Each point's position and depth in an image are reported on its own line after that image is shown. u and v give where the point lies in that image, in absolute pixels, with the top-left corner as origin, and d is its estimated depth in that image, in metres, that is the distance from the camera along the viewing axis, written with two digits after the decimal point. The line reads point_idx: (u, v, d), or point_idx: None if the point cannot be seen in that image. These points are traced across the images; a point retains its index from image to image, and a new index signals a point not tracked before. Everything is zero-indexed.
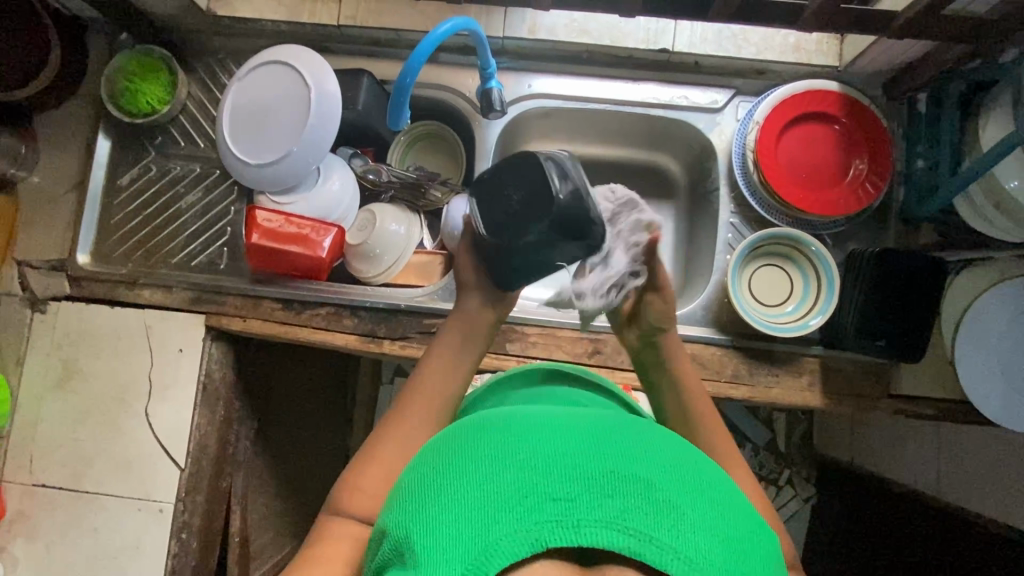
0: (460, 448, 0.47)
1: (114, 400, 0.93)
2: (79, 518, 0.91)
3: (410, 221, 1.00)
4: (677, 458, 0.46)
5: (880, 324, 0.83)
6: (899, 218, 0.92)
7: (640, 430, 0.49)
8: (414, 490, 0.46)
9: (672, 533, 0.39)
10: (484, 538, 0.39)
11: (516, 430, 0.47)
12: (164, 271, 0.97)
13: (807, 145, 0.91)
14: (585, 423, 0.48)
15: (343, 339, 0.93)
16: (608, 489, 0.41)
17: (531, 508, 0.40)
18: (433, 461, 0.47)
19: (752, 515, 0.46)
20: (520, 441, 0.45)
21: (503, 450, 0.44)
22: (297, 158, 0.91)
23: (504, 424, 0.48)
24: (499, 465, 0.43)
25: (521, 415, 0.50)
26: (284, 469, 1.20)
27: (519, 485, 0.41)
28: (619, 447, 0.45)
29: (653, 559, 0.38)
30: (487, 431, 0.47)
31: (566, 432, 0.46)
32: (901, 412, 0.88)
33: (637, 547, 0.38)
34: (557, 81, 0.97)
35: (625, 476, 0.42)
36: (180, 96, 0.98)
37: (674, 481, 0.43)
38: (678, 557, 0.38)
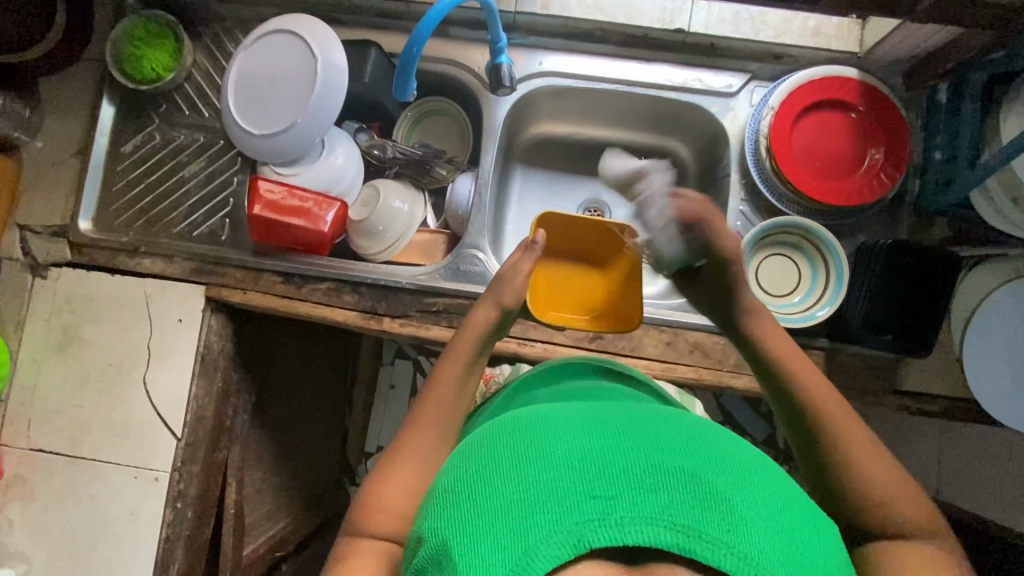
0: (491, 448, 0.46)
1: (112, 367, 0.93)
2: (75, 483, 0.91)
3: (414, 198, 0.99)
4: (718, 445, 0.45)
5: (887, 316, 0.82)
6: (913, 211, 0.90)
7: (677, 419, 0.48)
8: (448, 493, 0.45)
9: (721, 526, 0.39)
10: (524, 542, 0.39)
11: (548, 428, 0.46)
12: (166, 240, 0.96)
13: (822, 133, 0.89)
14: (619, 417, 0.48)
15: (343, 315, 0.92)
16: (649, 485, 0.41)
17: (571, 508, 0.40)
18: (464, 464, 0.47)
19: (804, 499, 0.45)
20: (552, 438, 0.44)
21: (539, 449, 0.44)
22: (301, 129, 0.89)
23: (535, 423, 0.47)
24: (534, 465, 0.43)
25: (550, 412, 0.49)
26: (282, 445, 1.20)
27: (557, 484, 0.41)
28: (656, 440, 0.44)
29: (705, 555, 0.38)
30: (520, 431, 0.47)
31: (600, 429, 0.45)
32: (905, 408, 0.86)
33: (685, 543, 0.38)
34: (568, 60, 0.95)
35: (666, 470, 0.41)
36: (185, 63, 0.97)
37: (716, 470, 0.42)
38: (731, 551, 0.38)
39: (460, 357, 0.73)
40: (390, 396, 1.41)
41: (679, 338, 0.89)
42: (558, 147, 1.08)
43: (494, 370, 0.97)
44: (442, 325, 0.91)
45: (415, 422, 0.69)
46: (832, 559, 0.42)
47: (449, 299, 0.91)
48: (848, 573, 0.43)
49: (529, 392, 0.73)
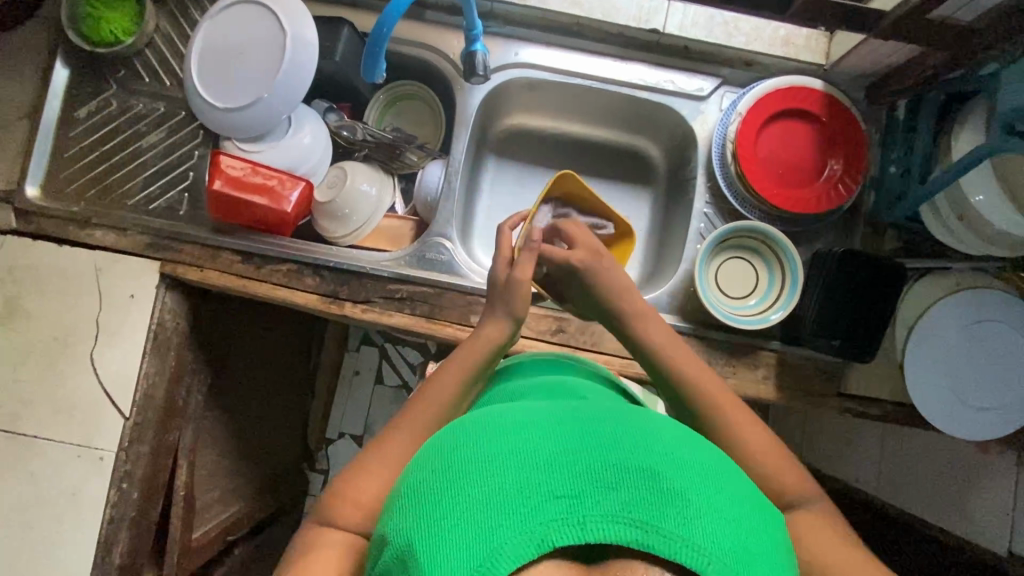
0: (456, 451, 0.47)
1: (58, 342, 0.89)
2: (14, 460, 0.88)
3: (382, 182, 0.98)
4: (675, 444, 0.48)
5: (837, 323, 0.84)
6: (867, 223, 0.93)
7: (636, 418, 0.51)
8: (414, 494, 0.47)
9: (678, 521, 0.41)
10: (490, 544, 0.40)
11: (514, 430, 0.47)
12: (120, 213, 0.92)
13: (785, 141, 0.91)
14: (582, 419, 0.49)
15: (303, 298, 0.90)
16: (611, 482, 0.43)
17: (537, 508, 0.41)
18: (430, 466, 0.48)
19: (755, 500, 0.48)
20: (515, 440, 0.46)
21: (505, 450, 0.45)
22: (267, 105, 0.87)
23: (500, 424, 0.49)
24: (501, 467, 0.44)
25: (515, 414, 0.51)
26: (237, 426, 1.18)
27: (522, 484, 0.43)
28: (616, 439, 0.46)
29: (663, 550, 0.40)
30: (484, 432, 0.48)
31: (564, 430, 0.47)
32: (849, 411, 0.90)
33: (645, 539, 0.40)
34: (545, 53, 0.95)
35: (625, 469, 0.44)
36: (146, 28, 0.93)
37: (672, 466, 0.45)
38: (687, 544, 0.40)
39: (466, 360, 0.73)
40: (354, 382, 1.49)
41: None
42: (532, 140, 1.09)
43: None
44: (405, 312, 0.90)
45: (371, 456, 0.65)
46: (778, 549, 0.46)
47: (413, 286, 0.91)
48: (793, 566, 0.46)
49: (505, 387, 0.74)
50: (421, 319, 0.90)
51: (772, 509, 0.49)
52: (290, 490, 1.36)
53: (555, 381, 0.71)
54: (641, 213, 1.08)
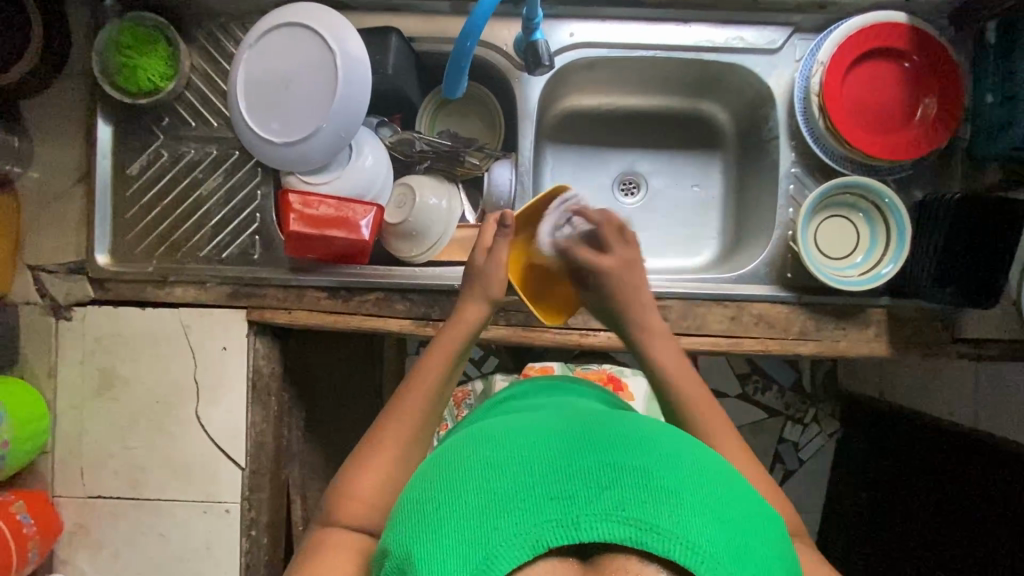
0: (453, 460, 0.48)
1: (161, 405, 0.89)
2: (143, 525, 0.89)
3: (450, 193, 0.94)
4: (671, 445, 0.48)
5: (955, 269, 0.81)
6: (965, 158, 0.89)
7: (631, 423, 0.51)
8: (410, 505, 0.47)
9: (672, 518, 0.41)
10: (483, 549, 0.41)
11: (509, 439, 0.48)
12: (194, 266, 0.90)
13: (873, 85, 0.86)
14: (576, 425, 0.50)
15: (395, 324, 0.88)
16: (604, 482, 0.43)
17: (529, 510, 0.42)
18: (428, 475, 0.48)
19: (750, 496, 0.48)
20: (509, 448, 0.47)
21: (502, 456, 0.46)
22: (328, 133, 0.83)
23: (498, 433, 0.50)
24: (496, 472, 0.45)
25: (509, 424, 0.51)
26: (330, 450, 1.19)
27: (516, 488, 0.43)
28: (610, 441, 0.47)
29: (656, 547, 0.40)
30: (480, 442, 0.49)
31: (558, 436, 0.48)
32: (966, 356, 0.87)
33: (639, 536, 0.40)
34: (600, 28, 0.90)
35: (620, 468, 0.44)
36: (183, 70, 0.88)
37: (667, 465, 0.45)
38: (679, 541, 0.40)
39: (445, 353, 0.73)
40: None
41: (743, 312, 0.87)
42: (586, 121, 1.05)
43: (468, 390, 1.06)
44: (501, 324, 0.88)
45: (365, 452, 0.68)
46: (779, 551, 0.46)
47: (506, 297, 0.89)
48: (790, 558, 0.47)
49: (501, 405, 0.73)
50: (518, 328, 0.88)
51: (771, 504, 0.49)
52: None
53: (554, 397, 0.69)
54: (713, 180, 1.05)
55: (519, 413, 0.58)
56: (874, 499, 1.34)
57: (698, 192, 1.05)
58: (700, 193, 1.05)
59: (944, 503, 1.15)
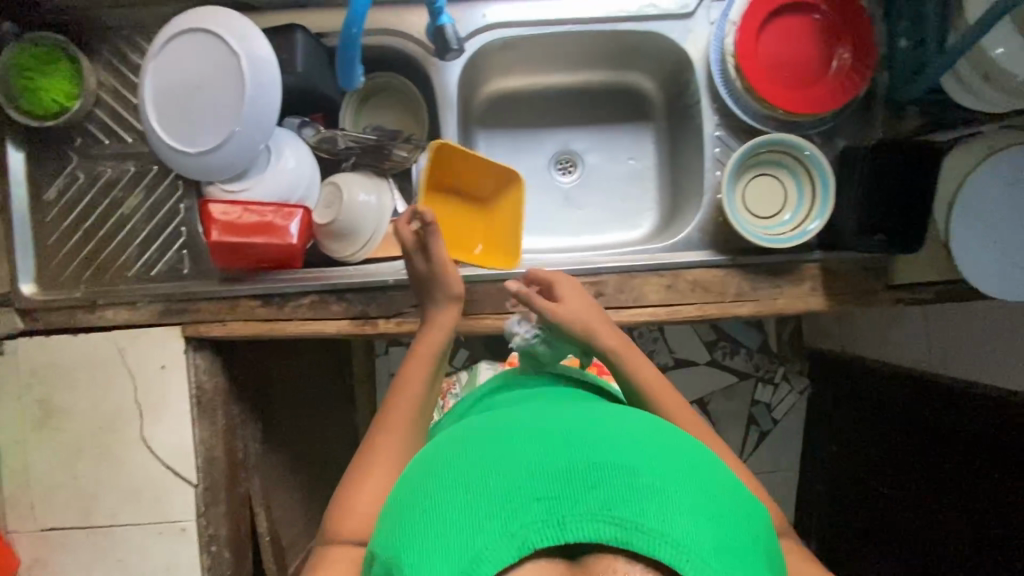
0: (446, 465, 0.50)
1: (105, 430, 0.88)
2: (100, 552, 0.88)
3: (379, 187, 0.93)
4: (658, 445, 0.50)
5: (879, 218, 0.83)
6: (885, 106, 0.89)
7: (620, 421, 0.53)
8: (405, 510, 0.49)
9: (658, 518, 0.43)
10: (472, 550, 0.43)
11: (500, 442, 0.50)
12: (124, 286, 0.88)
13: (787, 40, 0.85)
14: (565, 425, 0.52)
15: (334, 326, 0.87)
16: (590, 483, 0.45)
17: (517, 514, 0.44)
18: (424, 479, 0.51)
19: (735, 495, 0.50)
20: (500, 451, 0.49)
21: (492, 461, 0.48)
22: (242, 138, 0.81)
23: (491, 436, 0.52)
24: (487, 475, 0.47)
25: (501, 427, 0.53)
26: (297, 459, 1.18)
27: (505, 490, 0.46)
28: (599, 442, 0.49)
29: (642, 546, 0.42)
30: (472, 445, 0.51)
31: (547, 437, 0.50)
32: (901, 301, 0.88)
33: (623, 536, 0.42)
34: (512, 6, 0.88)
35: (607, 468, 0.46)
36: (89, 86, 0.86)
37: (651, 465, 0.47)
38: (664, 541, 0.42)
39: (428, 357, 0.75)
40: (392, 384, 1.48)
41: (679, 279, 0.88)
42: (515, 103, 1.04)
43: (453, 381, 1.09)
44: None
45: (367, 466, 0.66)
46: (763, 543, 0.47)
47: None
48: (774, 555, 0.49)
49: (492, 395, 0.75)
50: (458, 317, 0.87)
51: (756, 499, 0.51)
52: None
53: (550, 388, 0.71)
54: (646, 151, 1.04)
55: (509, 410, 0.60)
56: (852, 455, 1.32)
57: (633, 164, 1.05)
58: (636, 165, 1.05)
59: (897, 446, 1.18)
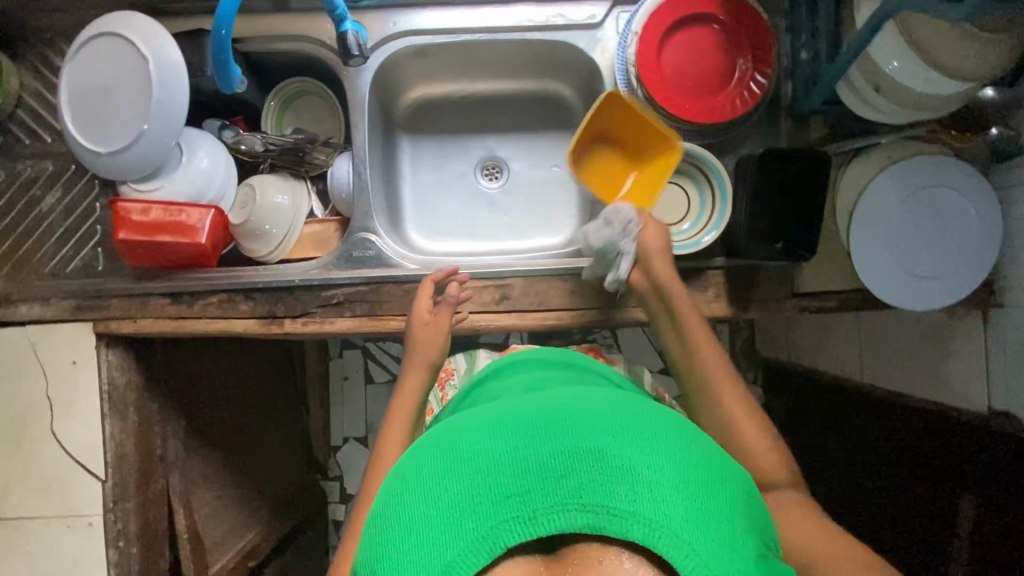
0: (412, 469, 0.50)
1: (15, 424, 0.89)
2: (8, 545, 0.89)
3: (295, 189, 0.95)
4: (636, 422, 0.49)
5: (772, 227, 0.84)
6: (791, 117, 0.90)
7: (593, 401, 0.53)
8: (377, 518, 0.49)
9: (629, 497, 0.43)
10: (445, 555, 0.43)
11: (465, 440, 0.50)
12: (39, 283, 0.90)
13: (690, 51, 0.87)
14: (532, 414, 0.51)
15: (242, 325, 0.89)
16: (561, 474, 0.45)
17: (490, 512, 0.44)
18: (393, 486, 0.50)
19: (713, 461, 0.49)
20: (465, 450, 0.49)
21: (457, 460, 0.48)
22: (150, 139, 0.83)
23: (456, 434, 0.51)
24: (453, 475, 0.47)
25: (470, 422, 0.53)
26: (231, 459, 1.18)
27: (472, 491, 0.45)
28: (567, 427, 0.49)
29: (614, 530, 0.42)
30: (439, 446, 0.50)
31: (513, 429, 0.49)
32: (805, 309, 0.89)
33: (595, 521, 0.42)
34: (424, 14, 0.90)
35: (575, 454, 0.46)
36: (8, 87, 0.89)
37: (626, 444, 0.47)
38: (637, 520, 0.42)
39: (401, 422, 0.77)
40: (345, 387, 1.50)
41: (584, 284, 0.89)
42: (441, 109, 1.06)
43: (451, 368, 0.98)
44: (346, 315, 0.88)
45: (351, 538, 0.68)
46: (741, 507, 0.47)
47: (349, 288, 0.89)
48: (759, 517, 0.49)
49: (487, 390, 0.74)
50: (365, 318, 0.89)
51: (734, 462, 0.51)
52: (304, 505, 1.39)
53: (531, 377, 0.71)
54: None
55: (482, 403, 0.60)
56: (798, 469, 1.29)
57: (557, 171, 1.06)
58: (559, 171, 1.06)
59: (830, 456, 1.17)
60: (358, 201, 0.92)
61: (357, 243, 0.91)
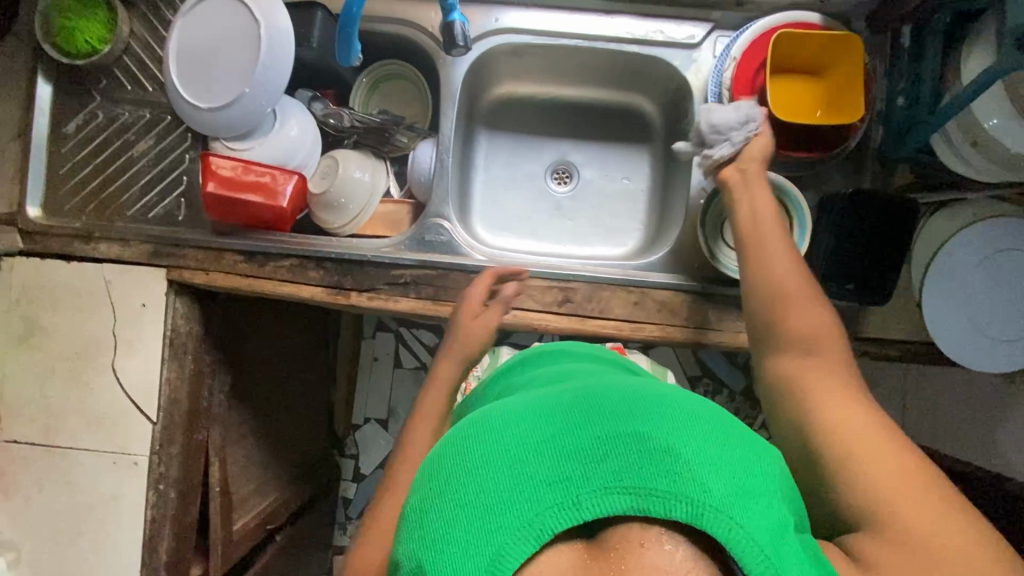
0: (443, 462, 0.47)
1: (79, 355, 0.92)
2: (55, 471, 0.92)
3: (375, 168, 0.97)
4: (670, 404, 0.47)
5: (850, 268, 0.83)
6: (876, 161, 0.90)
7: (622, 386, 0.50)
8: (411, 515, 0.45)
9: (674, 479, 0.41)
10: (489, 547, 0.40)
11: (494, 427, 0.47)
12: (120, 224, 0.93)
13: (785, 83, 0.87)
14: (562, 399, 0.49)
15: (309, 292, 0.91)
16: (598, 455, 0.43)
17: (531, 498, 0.41)
18: (424, 482, 0.47)
19: (747, 441, 0.47)
20: (496, 437, 0.46)
21: (489, 449, 0.45)
22: (250, 101, 0.86)
23: (485, 422, 0.48)
24: (487, 465, 0.44)
25: (497, 409, 0.50)
26: (263, 421, 1.20)
27: (510, 480, 0.42)
28: (602, 411, 0.46)
29: (660, 512, 0.40)
30: (467, 435, 0.48)
31: (544, 414, 0.47)
32: (867, 354, 0.88)
33: (640, 504, 0.40)
34: (526, 15, 0.93)
35: (613, 437, 0.44)
36: (120, 34, 0.92)
37: (666, 428, 0.44)
38: (685, 503, 0.40)
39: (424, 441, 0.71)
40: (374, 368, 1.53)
41: (648, 299, 0.89)
42: (522, 108, 1.08)
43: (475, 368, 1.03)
44: (410, 296, 0.90)
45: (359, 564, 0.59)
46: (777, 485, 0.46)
47: (417, 271, 0.90)
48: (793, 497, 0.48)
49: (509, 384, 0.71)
50: (427, 302, 0.90)
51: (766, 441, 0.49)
52: (320, 478, 1.40)
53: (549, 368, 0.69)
54: (642, 172, 1.06)
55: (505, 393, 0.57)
56: None
57: (627, 183, 1.07)
58: (629, 185, 1.07)
59: None
60: (437, 187, 0.94)
61: (432, 228, 0.93)
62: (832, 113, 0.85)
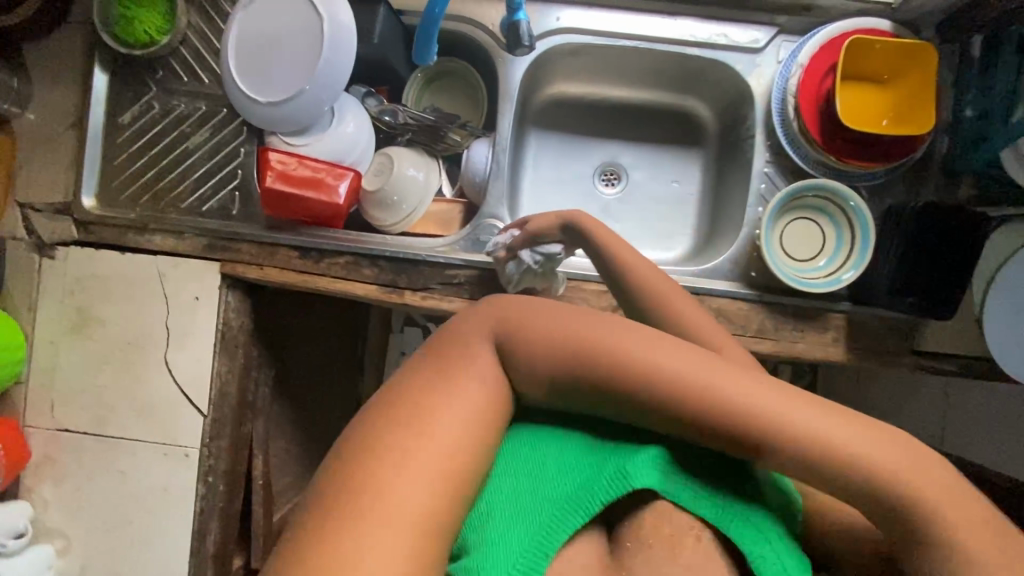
0: (508, 475, 0.54)
1: (131, 346, 0.92)
2: (106, 461, 0.92)
3: (428, 166, 0.96)
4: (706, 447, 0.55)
5: (913, 281, 0.82)
6: (940, 172, 0.89)
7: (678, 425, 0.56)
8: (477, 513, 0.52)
9: (704, 490, 0.52)
10: (539, 545, 0.50)
11: (555, 445, 0.55)
12: (174, 216, 0.93)
13: (852, 91, 0.86)
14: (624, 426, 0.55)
15: (362, 289, 0.90)
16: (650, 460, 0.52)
17: (583, 503, 0.51)
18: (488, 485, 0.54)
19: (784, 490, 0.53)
20: (558, 448, 0.54)
21: (551, 460, 0.54)
22: (310, 97, 0.85)
23: (549, 437, 0.55)
24: (546, 478, 0.53)
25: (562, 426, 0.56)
26: (300, 414, 1.20)
27: (566, 490, 0.52)
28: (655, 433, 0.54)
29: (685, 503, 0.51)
30: (531, 449, 0.55)
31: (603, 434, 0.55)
32: (923, 368, 0.87)
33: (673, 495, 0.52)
34: (587, 14, 0.92)
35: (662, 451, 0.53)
36: (178, 25, 0.91)
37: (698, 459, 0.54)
38: (705, 502, 0.51)
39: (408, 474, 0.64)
40: None
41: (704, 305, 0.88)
42: (573, 108, 1.07)
43: None
44: (463, 297, 0.89)
45: None
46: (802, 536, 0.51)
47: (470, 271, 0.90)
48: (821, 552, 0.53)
49: None
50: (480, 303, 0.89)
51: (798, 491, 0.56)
52: None
53: None
54: (693, 176, 1.05)
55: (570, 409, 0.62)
56: None
57: (677, 187, 1.05)
58: (679, 188, 1.05)
59: None
60: (493, 186, 0.94)
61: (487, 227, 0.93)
62: (900, 123, 0.84)
